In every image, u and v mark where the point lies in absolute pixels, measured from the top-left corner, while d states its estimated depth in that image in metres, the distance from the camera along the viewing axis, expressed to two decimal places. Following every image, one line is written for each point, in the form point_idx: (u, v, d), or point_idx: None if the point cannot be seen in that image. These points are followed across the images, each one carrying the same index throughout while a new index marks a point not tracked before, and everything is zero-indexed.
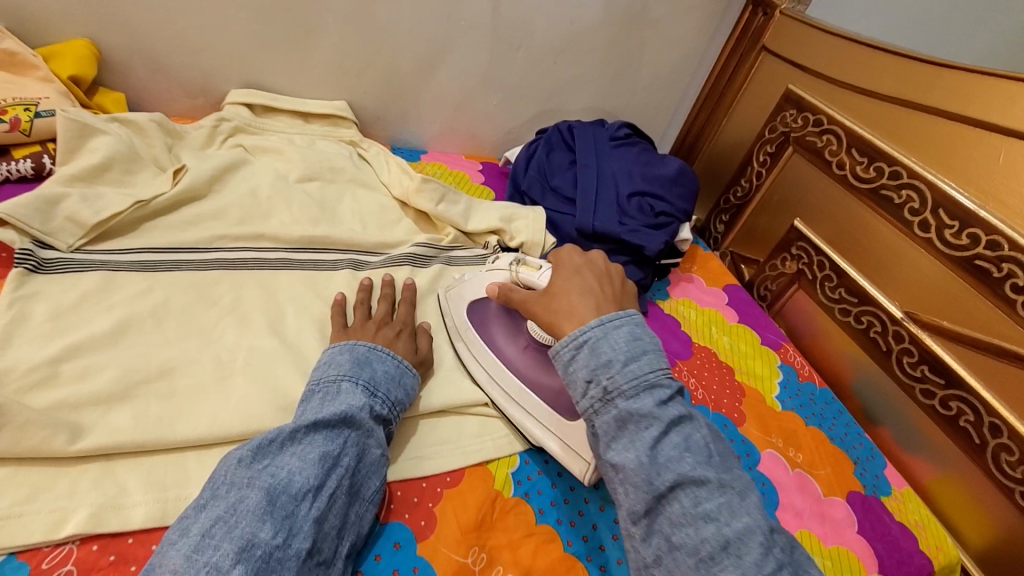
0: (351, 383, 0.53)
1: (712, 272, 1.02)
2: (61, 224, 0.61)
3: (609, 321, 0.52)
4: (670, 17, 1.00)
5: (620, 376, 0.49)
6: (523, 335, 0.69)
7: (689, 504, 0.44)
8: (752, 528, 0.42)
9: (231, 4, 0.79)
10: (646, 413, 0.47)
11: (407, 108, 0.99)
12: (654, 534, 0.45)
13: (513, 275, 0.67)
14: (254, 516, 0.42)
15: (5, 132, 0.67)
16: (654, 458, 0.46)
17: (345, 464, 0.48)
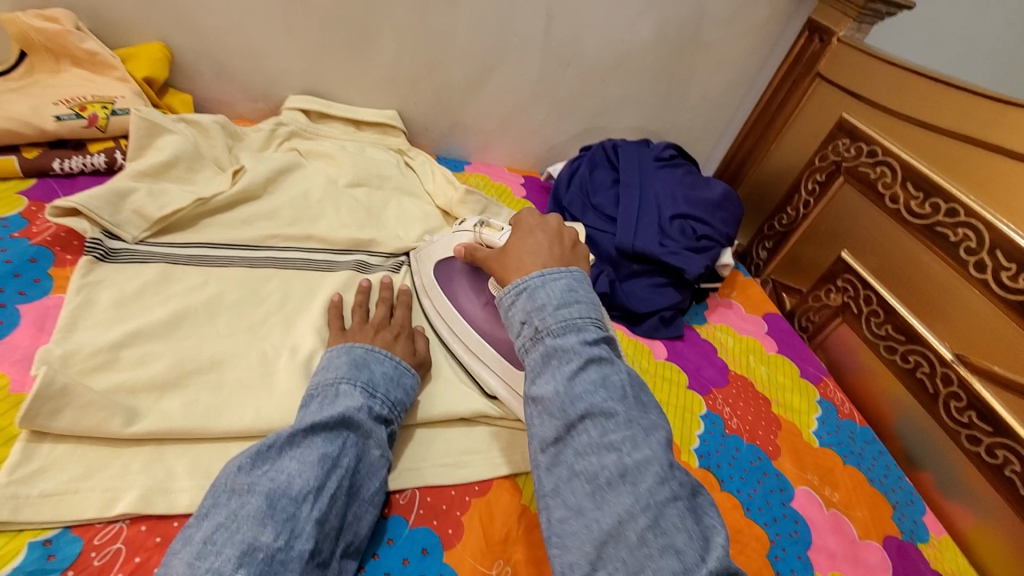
0: (349, 385, 0.53)
1: (752, 299, 1.00)
2: (129, 217, 0.64)
3: (551, 272, 0.51)
4: (721, 40, 0.99)
5: (551, 317, 0.47)
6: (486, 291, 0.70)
7: (595, 434, 0.42)
8: (653, 462, 0.40)
9: (297, 15, 0.83)
10: (569, 348, 0.45)
11: (455, 120, 1.01)
12: (559, 464, 0.43)
13: (476, 235, 0.67)
14: (254, 520, 0.42)
15: (83, 127, 0.71)
16: (570, 389, 0.44)
17: (345, 464, 0.48)
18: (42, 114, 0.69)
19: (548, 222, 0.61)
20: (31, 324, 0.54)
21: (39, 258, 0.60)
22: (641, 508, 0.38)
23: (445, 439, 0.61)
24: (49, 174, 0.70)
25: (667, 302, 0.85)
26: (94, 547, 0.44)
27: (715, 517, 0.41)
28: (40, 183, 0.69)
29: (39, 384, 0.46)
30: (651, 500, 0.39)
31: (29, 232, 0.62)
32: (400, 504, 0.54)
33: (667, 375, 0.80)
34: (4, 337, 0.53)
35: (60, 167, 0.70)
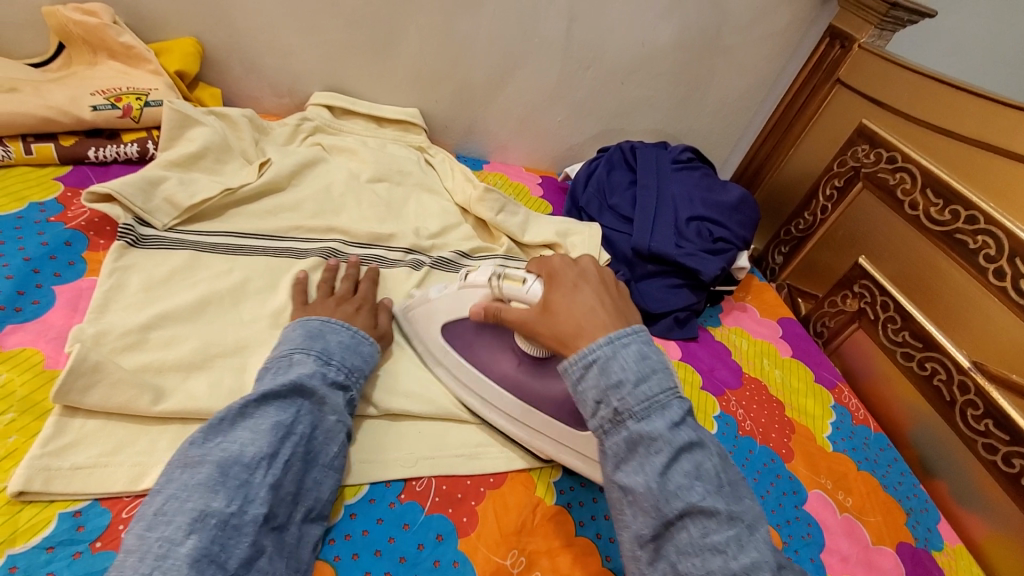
0: (304, 355, 0.54)
1: (767, 303, 1.00)
2: (159, 204, 0.66)
3: (618, 337, 0.49)
4: (742, 44, 1.00)
5: (631, 397, 0.46)
6: (499, 343, 0.64)
7: (697, 534, 0.42)
8: (761, 564, 0.41)
9: (325, 13, 0.85)
10: (659, 438, 0.44)
11: (475, 119, 1.02)
12: (661, 559, 0.43)
13: (494, 288, 0.59)
14: (205, 488, 0.42)
15: (118, 117, 0.73)
16: (666, 485, 0.43)
17: (300, 431, 0.48)
18: (79, 104, 0.71)
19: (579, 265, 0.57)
20: (65, 304, 0.56)
21: (74, 242, 0.62)
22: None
23: (461, 431, 0.62)
24: (84, 162, 0.72)
25: (683, 303, 0.85)
26: (123, 520, 0.45)
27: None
28: (75, 171, 0.71)
29: (73, 360, 0.47)
30: None
31: (65, 217, 0.64)
32: (416, 491, 0.55)
33: (681, 376, 0.80)
34: (41, 316, 0.54)
35: (94, 155, 0.72)
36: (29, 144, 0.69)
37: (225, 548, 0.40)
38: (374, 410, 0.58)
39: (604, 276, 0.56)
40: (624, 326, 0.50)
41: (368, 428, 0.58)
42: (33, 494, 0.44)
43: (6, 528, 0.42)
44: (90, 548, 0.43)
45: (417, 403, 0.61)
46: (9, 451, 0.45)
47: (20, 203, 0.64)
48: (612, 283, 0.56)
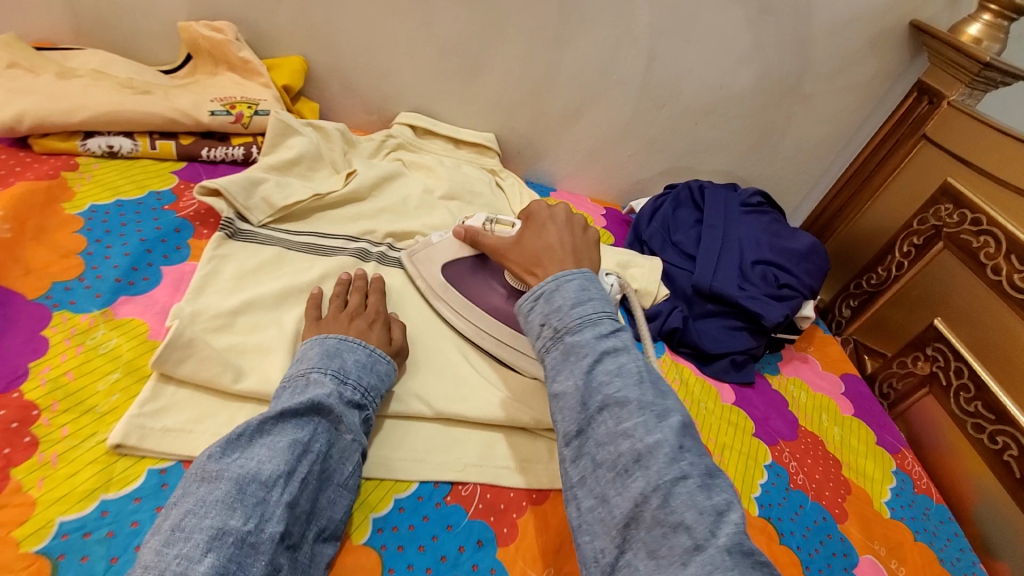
0: (320, 374, 0.54)
1: (830, 357, 0.97)
2: (257, 203, 0.73)
3: (563, 275, 0.56)
4: (823, 93, 0.99)
5: (567, 316, 0.52)
6: (486, 275, 0.71)
7: (612, 424, 0.46)
8: (665, 444, 0.44)
9: (419, 42, 0.92)
10: (586, 344, 0.50)
11: (547, 147, 1.06)
12: (583, 457, 0.47)
13: (484, 229, 0.69)
14: (223, 505, 0.43)
15: (231, 123, 0.81)
16: (589, 382, 0.48)
17: (316, 449, 0.49)
18: (200, 108, 0.79)
19: (558, 215, 0.65)
20: (170, 283, 0.62)
21: (182, 229, 0.69)
22: (652, 487, 0.42)
23: (507, 444, 0.63)
24: (197, 160, 0.80)
25: (741, 346, 0.84)
26: None
27: (732, 493, 0.44)
28: (189, 166, 0.79)
29: (172, 334, 0.53)
30: (661, 480, 0.42)
31: (177, 206, 0.71)
32: (462, 495, 0.57)
33: (733, 419, 0.78)
34: (149, 291, 0.61)
35: (207, 155, 0.80)
36: (154, 140, 0.77)
37: (243, 566, 0.41)
38: (427, 410, 0.61)
39: (574, 222, 0.65)
40: (569, 267, 0.58)
41: (420, 425, 0.61)
42: (127, 448, 0.48)
43: (102, 475, 0.46)
44: None
45: (469, 409, 0.63)
46: (113, 407, 0.50)
47: (142, 190, 0.72)
48: (580, 227, 0.65)
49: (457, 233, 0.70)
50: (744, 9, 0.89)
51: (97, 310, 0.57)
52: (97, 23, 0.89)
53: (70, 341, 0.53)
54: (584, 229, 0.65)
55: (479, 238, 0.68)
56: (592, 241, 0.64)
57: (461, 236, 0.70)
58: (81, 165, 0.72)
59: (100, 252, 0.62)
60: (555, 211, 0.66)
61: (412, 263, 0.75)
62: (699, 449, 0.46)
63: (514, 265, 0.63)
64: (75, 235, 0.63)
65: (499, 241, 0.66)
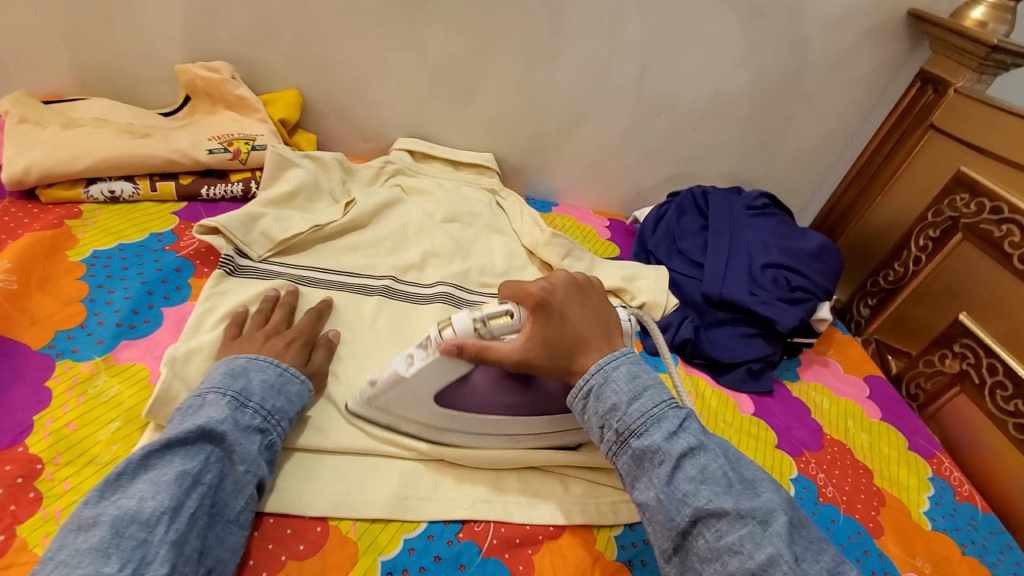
0: (217, 395, 0.51)
1: (851, 359, 0.93)
2: (257, 237, 0.73)
3: (606, 361, 0.53)
4: (824, 89, 0.97)
5: (628, 416, 0.50)
6: (484, 382, 0.57)
7: (713, 538, 0.46)
8: (778, 558, 0.44)
9: (412, 67, 0.92)
10: (659, 451, 0.49)
11: (546, 163, 1.05)
12: (688, 571, 0.47)
13: (483, 334, 0.54)
14: (97, 553, 0.39)
15: (229, 159, 0.81)
16: (673, 494, 0.47)
17: (207, 481, 0.45)
18: (198, 148, 0.80)
19: (562, 289, 0.57)
20: (171, 325, 0.62)
21: (183, 269, 0.69)
22: None
23: (520, 480, 0.60)
24: (197, 199, 0.80)
25: (757, 354, 0.80)
26: None
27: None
28: (189, 206, 0.79)
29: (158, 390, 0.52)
30: None
31: (178, 247, 0.72)
32: (474, 531, 0.54)
33: (755, 432, 0.76)
34: (150, 334, 0.61)
35: (206, 193, 0.80)
36: (155, 183, 0.78)
37: None
38: (429, 448, 0.58)
39: (579, 287, 0.58)
40: (608, 349, 0.55)
41: (429, 459, 0.59)
42: None
43: None
44: None
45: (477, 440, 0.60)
46: (114, 457, 0.50)
47: (143, 233, 0.72)
48: (587, 291, 0.58)
49: (447, 351, 0.53)
50: (734, 12, 0.88)
51: (99, 357, 0.57)
52: (99, 73, 0.91)
53: (72, 391, 0.53)
54: (588, 291, 0.59)
55: (486, 350, 0.53)
56: (607, 301, 0.60)
57: (455, 352, 0.53)
58: (84, 212, 0.73)
59: (102, 298, 0.62)
60: (556, 282, 0.58)
61: (377, 409, 0.58)
62: (811, 551, 0.46)
63: (547, 371, 0.54)
64: (78, 282, 0.63)
65: (515, 345, 0.53)
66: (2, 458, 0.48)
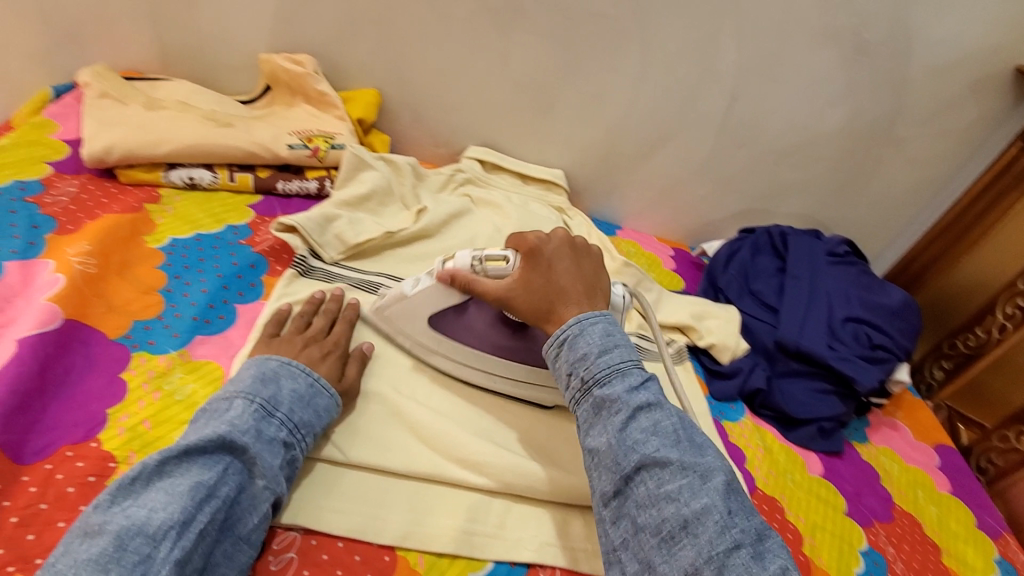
0: (244, 401, 0.48)
1: (921, 425, 0.88)
2: (331, 239, 0.71)
3: (586, 317, 0.53)
4: (918, 138, 0.93)
5: (595, 365, 0.50)
6: (475, 312, 0.61)
7: (653, 485, 0.44)
8: (713, 510, 0.42)
9: (494, 77, 0.90)
10: (617, 398, 0.47)
11: (616, 185, 1.02)
12: (622, 517, 0.45)
13: (476, 272, 0.58)
14: (97, 566, 0.37)
15: (307, 156, 0.80)
16: (623, 440, 0.46)
17: (222, 495, 0.43)
18: (279, 142, 0.79)
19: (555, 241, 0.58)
20: (244, 324, 0.61)
21: (257, 265, 0.68)
22: (707, 559, 0.40)
23: (586, 523, 0.56)
24: (272, 193, 0.79)
25: (830, 412, 0.77)
26: (274, 551, 0.46)
27: (786, 556, 0.42)
28: (264, 200, 0.79)
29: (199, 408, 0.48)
30: (714, 552, 0.40)
31: (253, 241, 0.71)
32: None
33: (823, 495, 0.72)
34: (224, 331, 0.59)
35: (282, 188, 0.79)
36: (233, 173, 0.78)
37: None
38: (492, 483, 0.55)
39: (575, 248, 0.58)
40: (588, 308, 0.54)
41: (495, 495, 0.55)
42: None
43: None
44: None
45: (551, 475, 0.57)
46: None
47: (219, 224, 0.71)
48: (582, 254, 0.59)
49: (442, 277, 0.59)
50: (837, 49, 0.84)
51: (175, 352, 0.55)
52: (183, 54, 0.91)
53: (148, 385, 0.52)
54: (583, 251, 0.59)
55: (472, 284, 0.57)
56: (598, 263, 0.60)
57: (447, 280, 0.58)
58: (163, 197, 0.73)
59: (179, 290, 0.61)
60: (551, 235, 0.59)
61: (384, 321, 0.64)
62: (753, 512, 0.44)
63: (526, 316, 0.55)
64: (155, 271, 0.62)
65: (501, 285, 0.56)
66: (77, 454, 0.46)
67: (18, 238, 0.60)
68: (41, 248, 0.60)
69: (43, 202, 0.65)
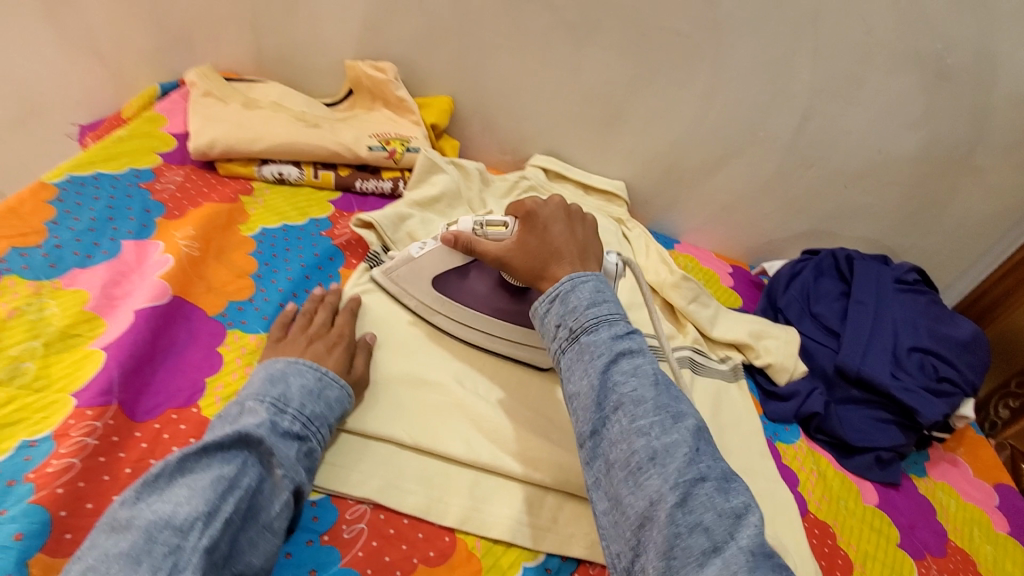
0: (256, 401, 0.48)
1: (982, 462, 0.84)
2: (403, 236, 0.75)
3: (577, 273, 0.52)
4: (1000, 168, 0.89)
5: (582, 313, 0.49)
6: (477, 277, 0.65)
7: (627, 423, 0.44)
8: (684, 446, 0.42)
9: (564, 90, 0.93)
10: (601, 343, 0.47)
11: (676, 200, 1.02)
12: (594, 457, 0.45)
13: (476, 234, 0.61)
14: (128, 560, 0.37)
15: (385, 158, 0.85)
16: (604, 382, 0.45)
17: (244, 485, 0.43)
18: (360, 144, 0.84)
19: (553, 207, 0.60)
20: None
21: (335, 257, 0.73)
22: (671, 488, 0.40)
23: None
24: (350, 191, 0.85)
25: (889, 442, 0.75)
26: (347, 520, 0.50)
27: (750, 494, 0.43)
28: (343, 197, 0.84)
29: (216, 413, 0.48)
30: (679, 481, 0.41)
31: (333, 234, 0.76)
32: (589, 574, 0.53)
33: (877, 525, 0.70)
34: None
35: (359, 186, 0.84)
36: (317, 171, 0.83)
37: None
38: (546, 478, 0.56)
39: (572, 215, 0.60)
40: (580, 269, 0.54)
41: (550, 492, 0.57)
42: None
43: None
44: (319, 539, 0.48)
45: None
46: None
47: (303, 217, 0.77)
48: (578, 219, 0.60)
49: (445, 241, 0.62)
50: (918, 73, 0.82)
51: (264, 332, 0.60)
52: (276, 58, 0.99)
53: (240, 360, 0.57)
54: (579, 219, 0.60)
55: (474, 246, 0.60)
56: (593, 232, 0.60)
57: (450, 243, 0.61)
58: (255, 190, 0.79)
59: (268, 276, 0.67)
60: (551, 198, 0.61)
61: (392, 282, 0.69)
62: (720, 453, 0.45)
63: (521, 276, 0.57)
64: (248, 257, 0.68)
65: (500, 248, 0.59)
66: (181, 417, 0.51)
67: (134, 220, 0.67)
68: (152, 231, 0.66)
69: (154, 189, 0.72)
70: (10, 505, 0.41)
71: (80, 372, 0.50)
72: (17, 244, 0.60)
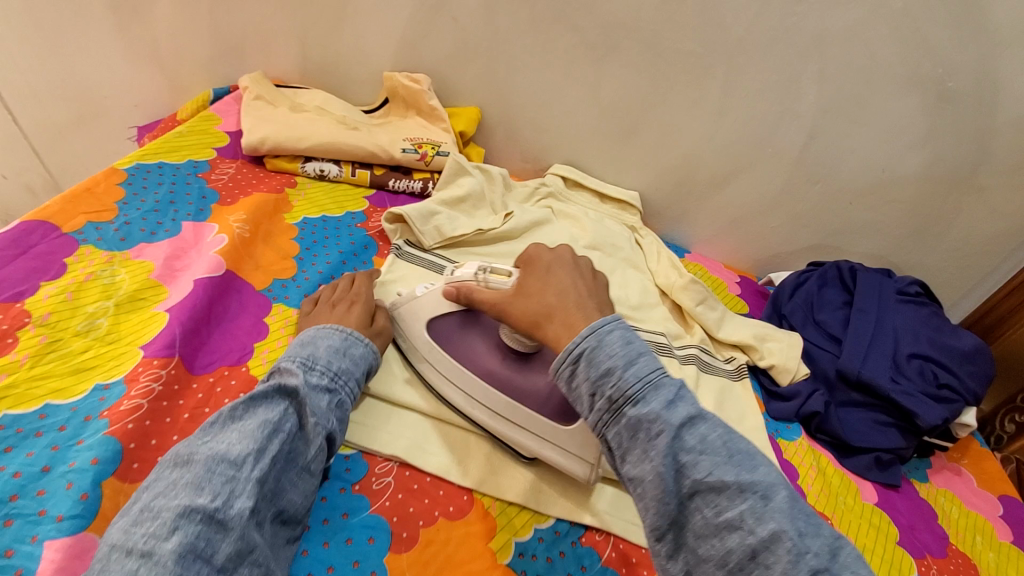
0: (290, 362, 0.53)
1: (987, 474, 0.86)
2: (430, 229, 0.80)
3: (599, 326, 0.47)
4: (1002, 188, 0.93)
5: (624, 381, 0.43)
6: (477, 333, 0.63)
7: (711, 514, 0.40)
8: (784, 534, 0.38)
9: (584, 104, 1.00)
10: (657, 419, 0.42)
11: (687, 211, 1.08)
12: (682, 549, 0.41)
13: (479, 282, 0.60)
14: (191, 487, 0.41)
15: (416, 160, 0.92)
16: (675, 466, 0.40)
17: (287, 429, 0.47)
18: (394, 146, 0.91)
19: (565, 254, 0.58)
20: None
21: (369, 247, 0.79)
22: None
23: None
24: (383, 189, 0.92)
25: (888, 444, 0.78)
26: (376, 473, 0.55)
27: (862, 568, 0.38)
28: (377, 194, 0.91)
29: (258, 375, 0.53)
30: None
31: (367, 225, 0.83)
32: (597, 539, 0.56)
33: (873, 520, 0.73)
34: None
35: (392, 185, 0.91)
36: (354, 169, 0.91)
37: (211, 543, 0.39)
38: None
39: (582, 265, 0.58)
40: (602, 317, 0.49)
41: None
42: None
43: None
44: (351, 487, 0.53)
45: None
46: None
47: (341, 210, 0.84)
48: (589, 271, 0.58)
49: (447, 293, 0.61)
50: (920, 96, 0.87)
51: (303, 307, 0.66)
52: (320, 69, 1.07)
53: (284, 330, 0.63)
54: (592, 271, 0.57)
55: (474, 295, 0.59)
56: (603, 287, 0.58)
57: (452, 295, 0.60)
58: (298, 184, 0.86)
59: (309, 259, 0.73)
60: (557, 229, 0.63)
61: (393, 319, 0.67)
62: (818, 520, 0.41)
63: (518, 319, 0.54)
64: (291, 242, 0.75)
65: (498, 292, 0.58)
66: (232, 373, 0.57)
67: (192, 205, 0.74)
68: (208, 214, 0.73)
69: (210, 179, 0.80)
70: (89, 435, 0.47)
71: (145, 330, 0.57)
72: (93, 219, 0.67)
